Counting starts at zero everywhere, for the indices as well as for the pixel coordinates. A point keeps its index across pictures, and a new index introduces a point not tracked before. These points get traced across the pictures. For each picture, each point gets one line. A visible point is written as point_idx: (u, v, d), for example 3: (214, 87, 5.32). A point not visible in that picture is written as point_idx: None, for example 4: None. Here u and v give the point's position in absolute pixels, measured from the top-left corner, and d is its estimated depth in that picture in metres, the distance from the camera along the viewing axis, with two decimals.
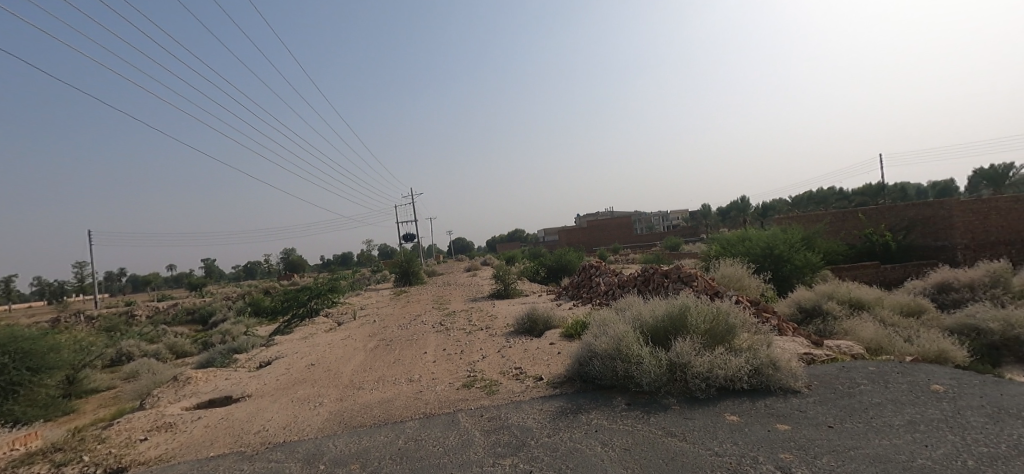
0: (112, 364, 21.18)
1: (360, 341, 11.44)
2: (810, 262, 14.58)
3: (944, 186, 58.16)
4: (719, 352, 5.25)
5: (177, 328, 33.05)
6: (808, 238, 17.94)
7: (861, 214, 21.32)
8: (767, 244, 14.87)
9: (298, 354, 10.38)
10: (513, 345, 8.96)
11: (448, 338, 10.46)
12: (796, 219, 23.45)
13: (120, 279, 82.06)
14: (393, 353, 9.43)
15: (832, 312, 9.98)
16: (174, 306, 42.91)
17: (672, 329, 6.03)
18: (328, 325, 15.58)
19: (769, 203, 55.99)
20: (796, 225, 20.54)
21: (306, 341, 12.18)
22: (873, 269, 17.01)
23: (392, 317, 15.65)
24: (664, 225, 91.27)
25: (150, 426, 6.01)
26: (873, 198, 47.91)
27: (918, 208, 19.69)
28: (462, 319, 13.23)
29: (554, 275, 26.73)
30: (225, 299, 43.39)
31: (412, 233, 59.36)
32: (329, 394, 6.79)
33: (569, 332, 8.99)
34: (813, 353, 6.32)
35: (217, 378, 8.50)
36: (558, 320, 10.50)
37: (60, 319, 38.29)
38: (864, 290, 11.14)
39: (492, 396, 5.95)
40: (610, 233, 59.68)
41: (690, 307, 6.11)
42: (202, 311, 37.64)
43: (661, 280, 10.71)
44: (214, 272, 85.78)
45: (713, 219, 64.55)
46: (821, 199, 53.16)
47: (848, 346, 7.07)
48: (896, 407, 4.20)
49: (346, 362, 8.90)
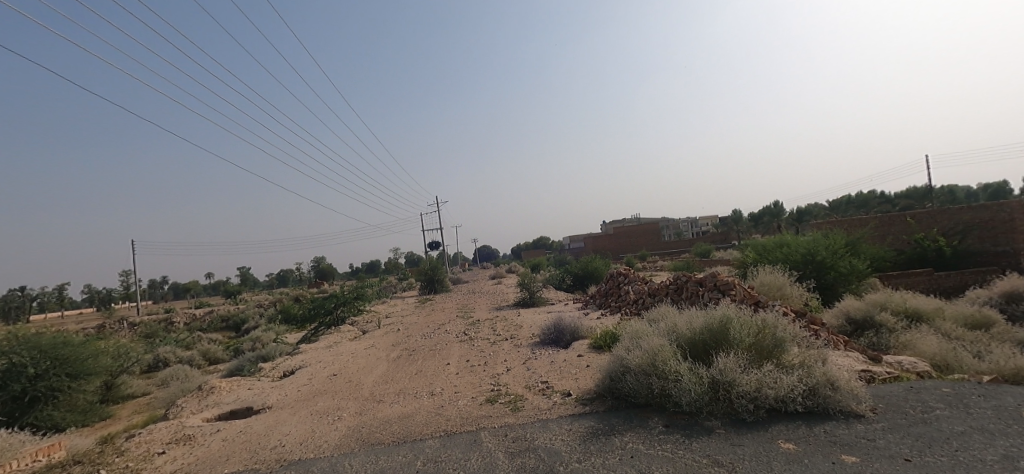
0: (149, 369, 21.78)
1: (383, 351, 11.26)
2: (856, 268, 13.65)
3: (997, 188, 54.74)
4: (768, 369, 4.75)
5: (212, 334, 33.93)
6: (853, 244, 16.90)
7: (909, 218, 20.05)
8: (808, 250, 14.04)
9: (321, 363, 10.25)
10: (539, 356, 8.59)
11: (472, 348, 10.16)
12: (837, 224, 22.27)
13: (162, 287, 85.72)
14: (415, 363, 9.18)
15: (887, 324, 9.20)
16: (209, 313, 44.25)
17: (712, 343, 5.53)
18: (354, 334, 15.53)
19: (804, 208, 53.88)
20: (837, 230, 19.45)
21: (330, 350, 12.09)
22: (925, 276, 15.89)
23: (417, 326, 15.44)
24: (693, 232, 89.21)
25: (169, 439, 5.90)
26: (920, 201, 45.37)
27: (974, 211, 18.36)
28: (487, 328, 12.93)
29: (580, 283, 26.17)
30: (258, 307, 44.41)
31: (438, 241, 59.81)
32: (349, 407, 6.55)
33: (598, 344, 8.54)
34: (872, 370, 5.70)
35: (240, 388, 8.41)
36: (586, 330, 10.07)
37: (104, 326, 39.95)
38: (921, 300, 10.27)
39: (517, 413, 5.57)
40: (638, 239, 58.54)
41: (731, 319, 5.61)
42: (235, 318, 38.57)
43: (695, 289, 10.14)
44: (248, 280, 88.34)
45: (746, 225, 62.54)
46: (861, 203, 50.83)
47: (910, 362, 6.40)
48: (985, 438, 3.63)
49: (368, 373, 8.68)
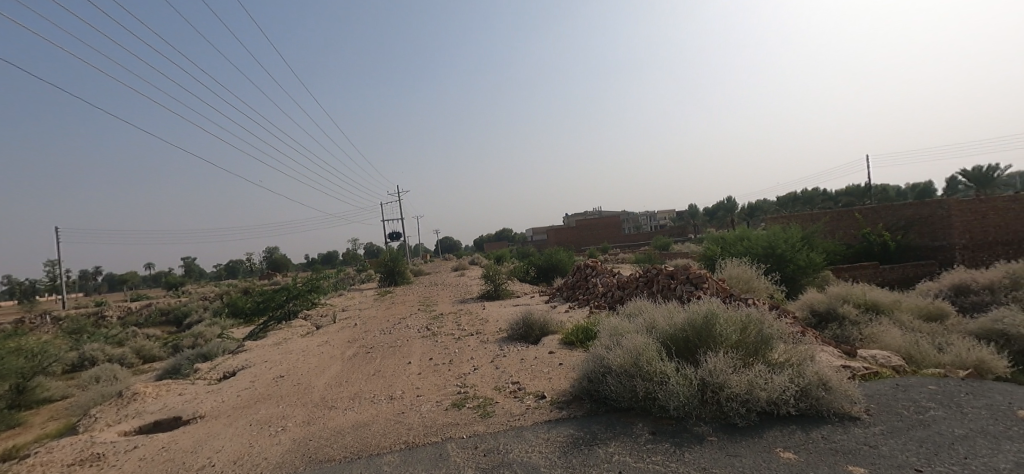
0: (72, 369, 19.71)
1: (338, 348, 10.42)
2: (814, 262, 13.96)
3: (924, 188, 58.94)
4: (759, 369, 4.43)
5: (149, 330, 31.41)
6: (808, 238, 17.39)
7: (857, 213, 20.93)
8: (768, 243, 14.27)
9: (267, 363, 9.32)
10: (508, 353, 8.09)
11: (435, 345, 9.52)
12: (791, 219, 23.02)
13: (94, 278, 79.18)
14: (372, 363, 8.44)
15: (849, 316, 9.30)
16: (147, 306, 41.09)
17: (696, 341, 5.19)
18: (306, 329, 14.51)
19: (756, 203, 56.20)
20: (793, 225, 20.03)
21: (278, 348, 11.12)
22: (872, 269, 16.59)
23: (375, 320, 14.55)
24: (651, 225, 91.54)
25: (72, 460, 4.97)
26: (860, 199, 48.15)
27: (915, 207, 19.36)
28: (450, 323, 12.31)
29: (544, 275, 25.88)
30: (202, 299, 41.61)
31: (398, 232, 58.16)
32: (295, 416, 5.79)
33: (570, 340, 8.14)
34: (853, 366, 5.52)
35: (170, 394, 7.41)
36: (555, 324, 9.65)
37: (23, 321, 36.12)
38: (878, 292, 10.49)
39: (486, 420, 5.02)
40: (599, 232, 59.23)
41: (716, 314, 5.28)
42: (177, 312, 35.90)
43: (667, 282, 9.93)
44: (193, 272, 82.94)
45: (702, 219, 64.56)
46: (807, 200, 53.48)
47: (883, 357, 6.33)
48: (990, 443, 3.41)
49: (319, 374, 7.90)
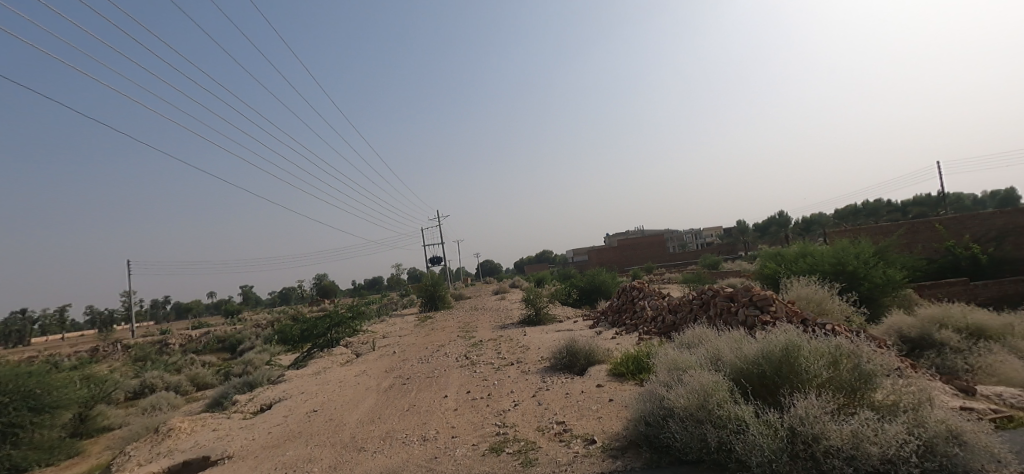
0: (133, 396, 20.53)
1: (375, 379, 10.05)
2: (892, 279, 12.45)
3: (1005, 195, 53.53)
4: (865, 416, 3.57)
5: (206, 357, 32.67)
6: (882, 252, 15.71)
7: (937, 224, 18.88)
8: (836, 259, 12.91)
9: (302, 395, 9.04)
10: (551, 386, 7.42)
11: (473, 376, 8.97)
12: (858, 232, 21.12)
13: (163, 307, 84.69)
14: (408, 396, 7.97)
15: (950, 343, 8.01)
16: (206, 334, 42.99)
17: (776, 378, 4.38)
18: (346, 358, 14.31)
19: (812, 216, 52.96)
20: (861, 238, 18.28)
21: (316, 379, 10.88)
22: (961, 286, 14.79)
23: (414, 348, 14.16)
24: (697, 243, 88.08)
25: None
26: (933, 208, 44.17)
27: (1009, 215, 17.70)
28: (490, 350, 11.75)
29: (587, 297, 24.90)
30: (255, 326, 43.14)
31: (440, 257, 58.77)
32: (321, 459, 5.35)
33: (620, 371, 7.40)
34: (979, 409, 4.51)
35: (204, 430, 7.21)
36: (602, 352, 8.89)
37: (98, 349, 38.60)
38: (982, 314, 9.05)
39: (529, 470, 4.36)
40: (643, 251, 57.30)
41: (798, 345, 4.46)
42: (232, 338, 37.27)
43: (726, 305, 8.98)
44: (249, 299, 86.87)
45: (752, 235, 61.35)
46: (870, 212, 49.70)
47: (1012, 396, 5.20)
48: None
49: (353, 409, 7.49)
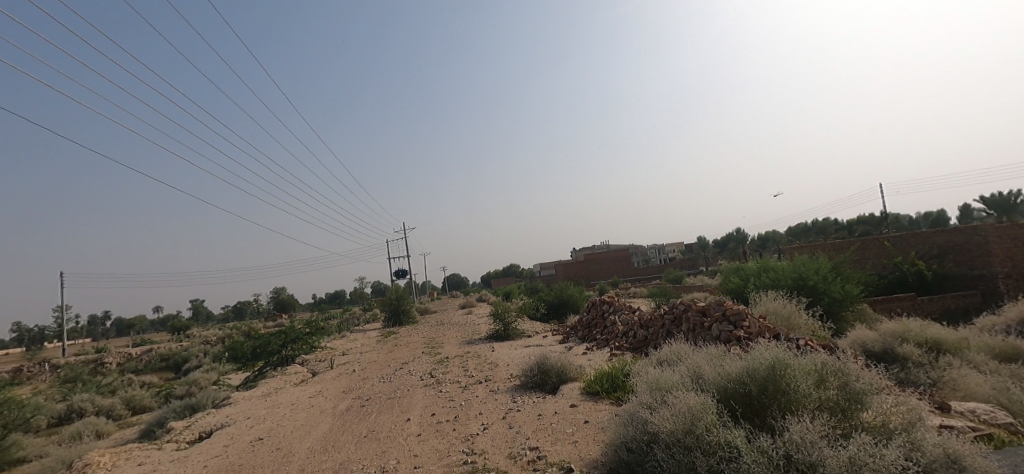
0: (57, 422, 18.55)
1: (331, 400, 9.31)
2: (850, 294, 12.78)
3: (936, 217, 57.55)
4: (861, 441, 3.35)
5: (146, 377, 30.22)
6: (838, 268, 16.24)
7: (885, 241, 19.80)
8: (797, 275, 13.19)
9: (248, 420, 8.21)
10: (523, 407, 6.99)
11: (439, 396, 8.42)
12: (813, 248, 21.91)
13: (102, 324, 78.67)
14: (366, 419, 7.35)
15: (912, 357, 8.11)
16: (149, 351, 39.98)
17: (764, 398, 4.13)
18: (301, 377, 13.37)
19: (767, 234, 55.17)
20: (818, 254, 18.91)
21: (265, 401, 10.01)
22: (908, 300, 15.45)
23: (375, 366, 13.39)
24: (659, 258, 90.17)
25: None
26: (876, 227, 46.84)
27: (948, 234, 18.21)
28: (457, 368, 11.20)
29: (554, 311, 24.65)
30: (204, 343, 40.46)
31: (404, 270, 57.44)
32: None
33: (594, 389, 7.07)
34: (961, 426, 4.42)
35: (128, 465, 6.36)
36: (574, 369, 8.54)
37: (22, 370, 35.10)
38: (938, 329, 9.29)
39: None
40: (609, 266, 57.96)
41: (785, 361, 4.25)
42: (177, 357, 34.72)
43: (698, 320, 8.85)
44: (199, 313, 81.95)
45: (712, 250, 63.29)
46: (820, 229, 52.20)
47: (985, 412, 5.20)
48: None
49: (303, 436, 6.81)
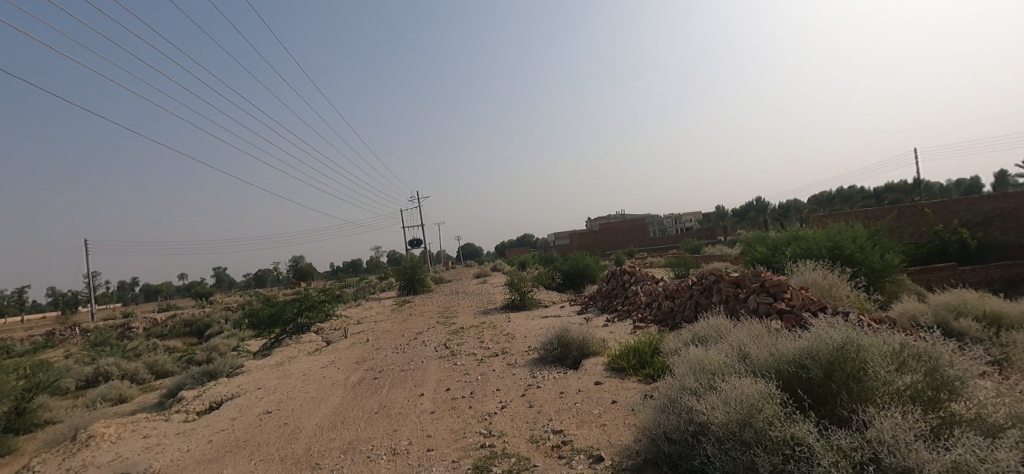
0: (83, 385, 18.97)
1: (343, 371, 9.02)
2: (890, 264, 11.93)
3: (970, 184, 55.05)
4: (966, 439, 2.74)
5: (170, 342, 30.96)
6: (874, 236, 15.29)
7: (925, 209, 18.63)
8: (833, 243, 12.32)
9: (257, 392, 7.94)
10: (544, 383, 6.53)
11: (454, 369, 8.00)
12: (844, 217, 20.84)
13: (130, 289, 81.30)
14: (378, 393, 6.98)
15: (969, 332, 7.38)
16: (172, 317, 40.97)
17: (833, 384, 3.52)
18: (315, 346, 13.19)
19: (789, 203, 53.43)
20: (851, 223, 17.92)
21: (278, 371, 9.79)
22: (949, 271, 14.54)
23: (389, 335, 13.11)
24: (677, 228, 88.63)
25: None
26: (907, 194, 44.88)
27: (995, 200, 17.29)
28: (473, 339, 10.82)
29: (570, 281, 24.17)
30: (225, 310, 41.31)
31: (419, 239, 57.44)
32: None
33: (619, 366, 6.55)
34: None
35: (133, 437, 6.12)
36: (597, 343, 8.02)
37: (54, 333, 36.25)
38: (995, 301, 8.51)
39: None
40: (624, 235, 57.05)
41: (859, 341, 3.60)
42: (200, 322, 35.46)
43: (733, 292, 8.19)
44: (222, 281, 83.98)
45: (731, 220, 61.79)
46: (846, 198, 50.35)
47: None
48: None
49: (313, 411, 6.48)
